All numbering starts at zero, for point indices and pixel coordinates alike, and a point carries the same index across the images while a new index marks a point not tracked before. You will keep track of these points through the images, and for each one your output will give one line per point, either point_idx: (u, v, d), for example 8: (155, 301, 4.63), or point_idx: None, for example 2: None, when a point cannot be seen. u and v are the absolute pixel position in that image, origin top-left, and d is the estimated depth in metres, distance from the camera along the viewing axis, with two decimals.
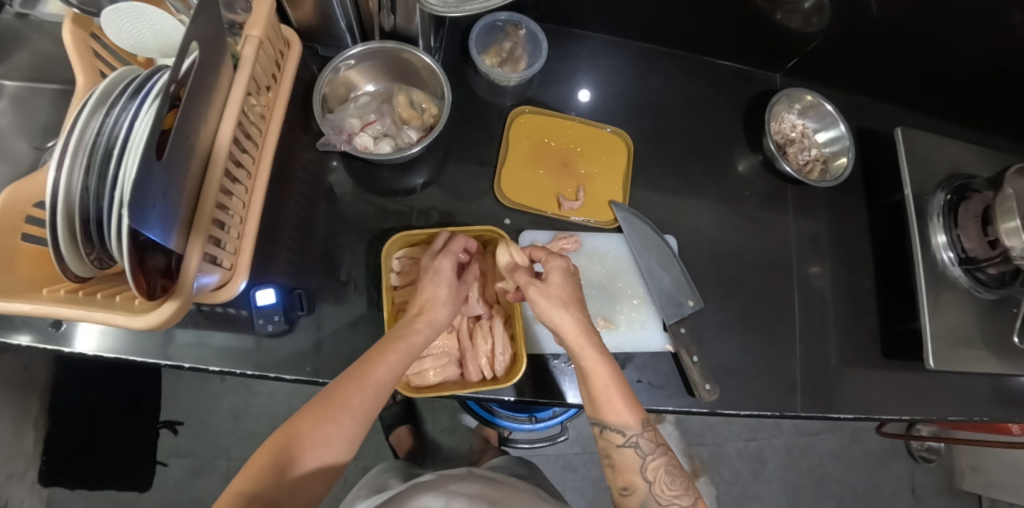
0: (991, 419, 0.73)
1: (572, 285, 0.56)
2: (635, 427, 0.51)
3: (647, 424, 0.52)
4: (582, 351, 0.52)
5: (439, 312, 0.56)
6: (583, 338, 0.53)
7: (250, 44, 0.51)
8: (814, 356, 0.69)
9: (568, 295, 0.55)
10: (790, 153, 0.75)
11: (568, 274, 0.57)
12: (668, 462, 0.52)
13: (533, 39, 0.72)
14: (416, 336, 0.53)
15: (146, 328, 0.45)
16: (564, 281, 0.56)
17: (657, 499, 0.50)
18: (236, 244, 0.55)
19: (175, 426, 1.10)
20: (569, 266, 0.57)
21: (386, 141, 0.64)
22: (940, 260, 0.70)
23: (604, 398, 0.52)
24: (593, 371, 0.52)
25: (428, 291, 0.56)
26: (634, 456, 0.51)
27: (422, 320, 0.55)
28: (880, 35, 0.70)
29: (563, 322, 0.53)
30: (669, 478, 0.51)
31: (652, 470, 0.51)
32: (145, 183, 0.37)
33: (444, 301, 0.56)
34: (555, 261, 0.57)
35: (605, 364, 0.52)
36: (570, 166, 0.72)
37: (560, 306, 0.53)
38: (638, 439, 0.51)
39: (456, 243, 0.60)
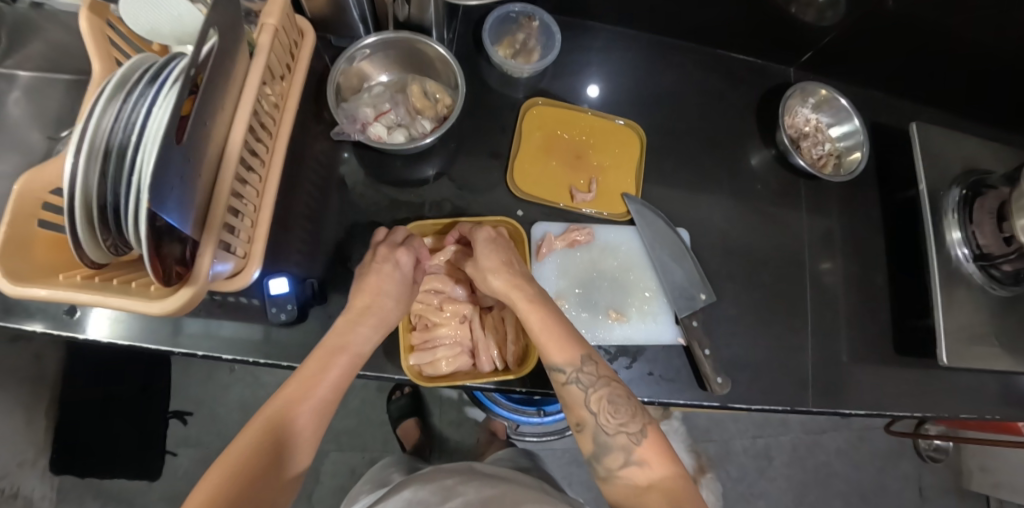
0: (1003, 417, 0.72)
1: (499, 247, 0.57)
2: (574, 363, 0.50)
3: (587, 358, 0.51)
4: (518, 304, 0.54)
5: (388, 308, 0.54)
6: (516, 292, 0.54)
7: (266, 33, 0.51)
8: (824, 352, 0.69)
9: (498, 259, 0.56)
10: (804, 147, 0.74)
11: (493, 240, 0.58)
12: (612, 392, 0.50)
13: (546, 31, 0.72)
14: (364, 340, 0.52)
15: (162, 314, 0.46)
16: (490, 248, 0.57)
17: (603, 429, 0.49)
18: (250, 232, 0.55)
19: (184, 416, 1.12)
20: (493, 233, 0.58)
21: (400, 131, 0.64)
22: (955, 257, 0.70)
23: (543, 339, 0.52)
24: (529, 317, 0.53)
25: (379, 284, 0.54)
26: (577, 392, 0.50)
27: (370, 322, 0.53)
28: (896, 28, 0.70)
29: (498, 284, 0.55)
30: (612, 407, 0.49)
31: (595, 402, 0.50)
32: (165, 169, 0.38)
33: (393, 295, 0.55)
34: (477, 232, 0.58)
35: (536, 308, 0.53)
36: (583, 158, 0.71)
37: (489, 271, 0.55)
38: (579, 374, 0.50)
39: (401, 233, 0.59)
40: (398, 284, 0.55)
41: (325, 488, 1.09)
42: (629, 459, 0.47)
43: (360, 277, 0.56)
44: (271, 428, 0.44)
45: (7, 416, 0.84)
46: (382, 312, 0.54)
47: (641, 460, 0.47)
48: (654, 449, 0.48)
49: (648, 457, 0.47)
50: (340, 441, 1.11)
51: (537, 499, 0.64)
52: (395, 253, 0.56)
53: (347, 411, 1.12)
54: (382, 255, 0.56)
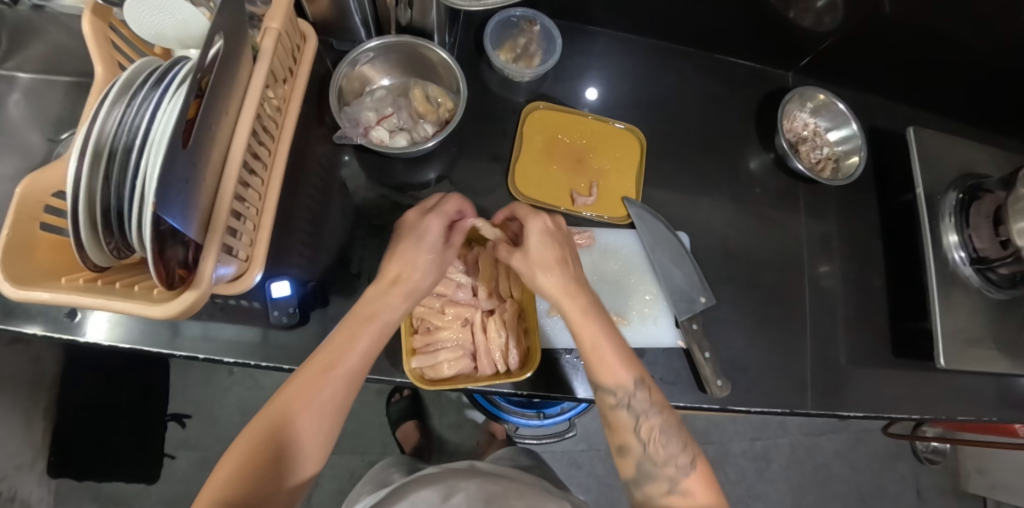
0: (1000, 419, 0.73)
1: (554, 244, 0.54)
2: (627, 388, 0.51)
3: (642, 383, 0.51)
4: (570, 312, 0.52)
5: (417, 279, 0.54)
6: (569, 300, 0.52)
7: (270, 37, 0.51)
8: (823, 354, 0.70)
9: (553, 255, 0.54)
10: (802, 151, 0.74)
11: (547, 233, 0.55)
12: (664, 421, 0.51)
13: (547, 35, 0.72)
14: (391, 310, 0.52)
15: (164, 317, 0.46)
16: (543, 241, 0.54)
17: (651, 458, 0.50)
18: (252, 235, 0.55)
19: (183, 419, 1.11)
20: (548, 225, 0.55)
21: (401, 135, 0.64)
22: (952, 260, 0.70)
23: (597, 359, 0.52)
24: (583, 330, 0.51)
25: (408, 252, 0.54)
26: (628, 417, 0.51)
27: (398, 292, 0.53)
28: (893, 34, 0.70)
29: (547, 284, 0.53)
30: (663, 438, 0.50)
31: (646, 431, 0.51)
32: (170, 171, 0.38)
33: (422, 267, 0.54)
34: (532, 222, 0.55)
35: (596, 326, 0.52)
36: (584, 162, 0.72)
37: (539, 270, 0.53)
38: (632, 399, 0.51)
39: (451, 205, 0.57)
40: (427, 254, 0.55)
41: (325, 491, 1.09)
42: (673, 489, 0.49)
43: (392, 247, 0.56)
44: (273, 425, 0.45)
45: (6, 419, 0.84)
46: (410, 282, 0.54)
47: (685, 490, 0.49)
48: (700, 481, 0.50)
49: (692, 488, 0.49)
50: (339, 444, 1.11)
51: (539, 496, 0.65)
52: (425, 220, 0.56)
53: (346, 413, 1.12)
54: (411, 225, 0.56)
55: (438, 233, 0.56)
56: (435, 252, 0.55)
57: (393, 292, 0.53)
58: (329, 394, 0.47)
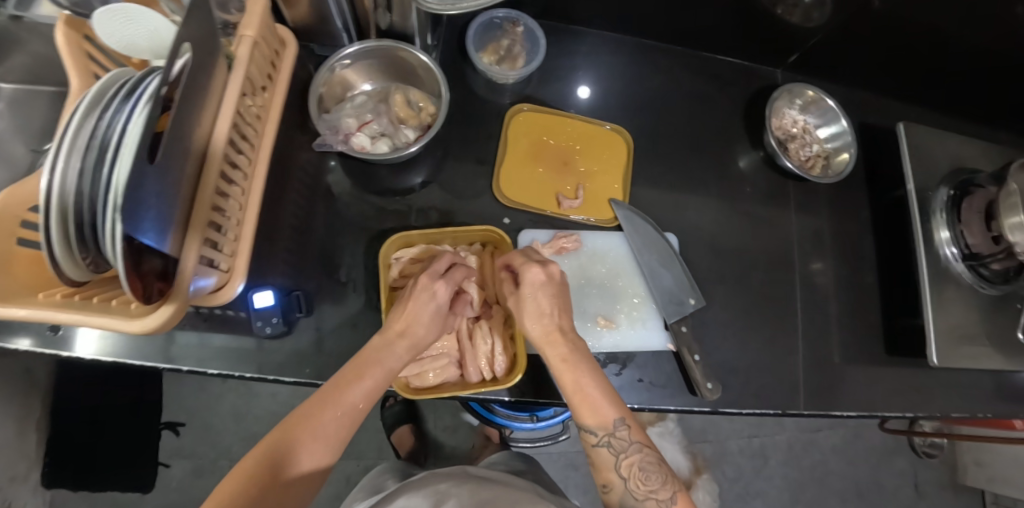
0: (995, 414, 0.72)
1: (551, 294, 0.54)
2: (607, 428, 0.50)
3: (623, 425, 0.50)
4: (554, 359, 0.52)
5: (421, 333, 0.53)
6: (553, 347, 0.53)
7: (244, 45, 0.51)
8: (816, 354, 0.69)
9: (546, 303, 0.54)
10: (791, 149, 0.74)
11: (547, 281, 0.54)
12: (644, 458, 0.50)
13: (531, 37, 0.71)
14: (394, 360, 0.51)
15: (144, 333, 0.46)
16: (538, 293, 0.54)
17: (632, 494, 0.49)
18: (233, 246, 0.55)
19: (177, 427, 1.12)
20: (548, 273, 0.55)
21: (384, 141, 0.63)
22: (944, 256, 0.70)
23: (578, 400, 0.51)
24: (566, 375, 0.51)
25: (416, 309, 0.53)
26: (608, 455, 0.51)
27: (403, 345, 0.51)
28: (882, 27, 0.70)
29: (534, 331, 0.53)
30: (644, 474, 0.49)
31: (625, 467, 0.50)
32: (139, 187, 0.37)
33: (428, 324, 0.53)
34: (528, 270, 0.55)
35: (580, 368, 0.52)
36: (570, 164, 0.71)
37: (530, 317, 0.54)
38: (611, 438, 0.50)
39: (444, 262, 0.57)
40: (431, 314, 0.54)
41: (321, 496, 1.09)
42: None
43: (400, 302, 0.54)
44: (275, 447, 0.43)
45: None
46: (415, 338, 0.52)
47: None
48: None
49: None
50: None
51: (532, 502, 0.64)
52: (435, 284, 0.54)
53: None
54: (422, 284, 0.54)
55: (441, 297, 0.54)
56: (438, 314, 0.54)
57: (400, 341, 0.51)
58: (333, 424, 0.46)
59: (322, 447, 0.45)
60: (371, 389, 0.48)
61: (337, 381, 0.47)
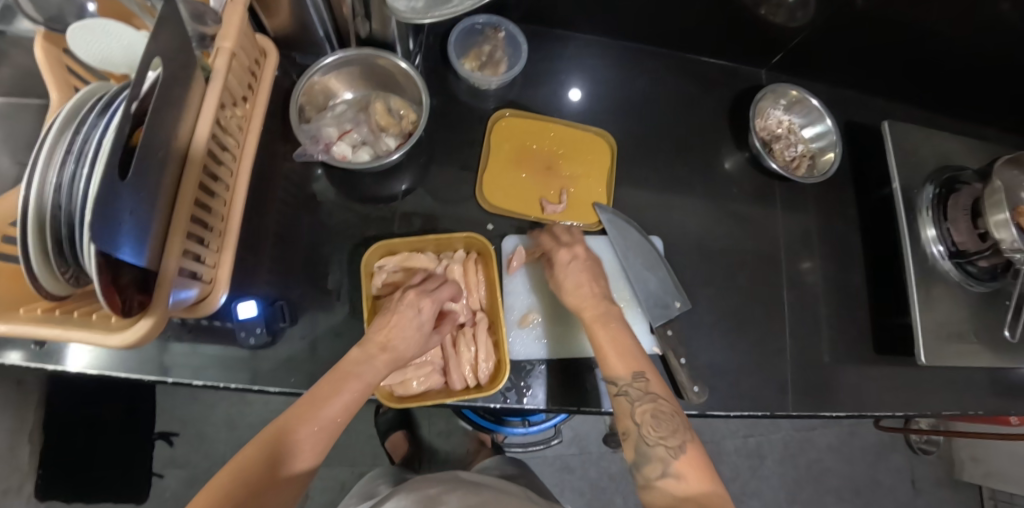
0: (986, 412, 0.72)
1: (592, 270, 0.60)
2: (626, 376, 0.52)
3: (639, 375, 0.52)
4: (586, 311, 0.57)
5: (402, 348, 0.52)
6: (595, 303, 0.57)
7: (222, 57, 0.50)
8: (804, 354, 0.69)
9: (590, 272, 0.60)
10: (776, 150, 0.74)
11: (587, 262, 0.60)
12: (658, 407, 0.50)
13: (512, 42, 0.71)
14: (375, 374, 0.49)
15: (122, 347, 0.46)
16: (578, 268, 0.60)
17: (645, 440, 0.49)
18: (215, 257, 0.55)
19: (171, 437, 1.12)
20: (590, 255, 0.61)
21: (364, 149, 0.62)
22: (930, 254, 0.70)
23: (606, 351, 0.54)
24: (596, 327, 0.56)
25: (400, 322, 0.53)
26: (625, 404, 0.51)
27: (385, 360, 0.50)
28: (864, 26, 0.70)
29: (569, 293, 0.58)
30: (656, 421, 0.49)
31: (640, 413, 0.50)
32: (111, 204, 0.37)
33: (411, 339, 0.53)
34: (563, 251, 0.60)
35: (610, 322, 0.56)
36: (553, 169, 0.71)
37: (565, 281, 0.59)
38: (629, 387, 0.52)
39: (433, 278, 0.57)
40: (414, 331, 0.53)
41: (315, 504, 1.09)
42: (667, 470, 0.47)
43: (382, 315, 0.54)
44: (259, 451, 0.42)
45: None
46: (398, 353, 0.52)
47: (677, 473, 0.46)
48: (693, 464, 0.47)
49: (684, 470, 0.46)
50: (328, 456, 1.11)
51: None
52: (421, 301, 0.55)
53: None
54: (406, 300, 0.55)
55: (420, 316, 0.55)
56: (421, 332, 0.54)
57: (379, 356, 0.50)
58: (315, 433, 0.44)
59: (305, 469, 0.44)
60: (350, 402, 0.46)
61: (317, 395, 0.45)
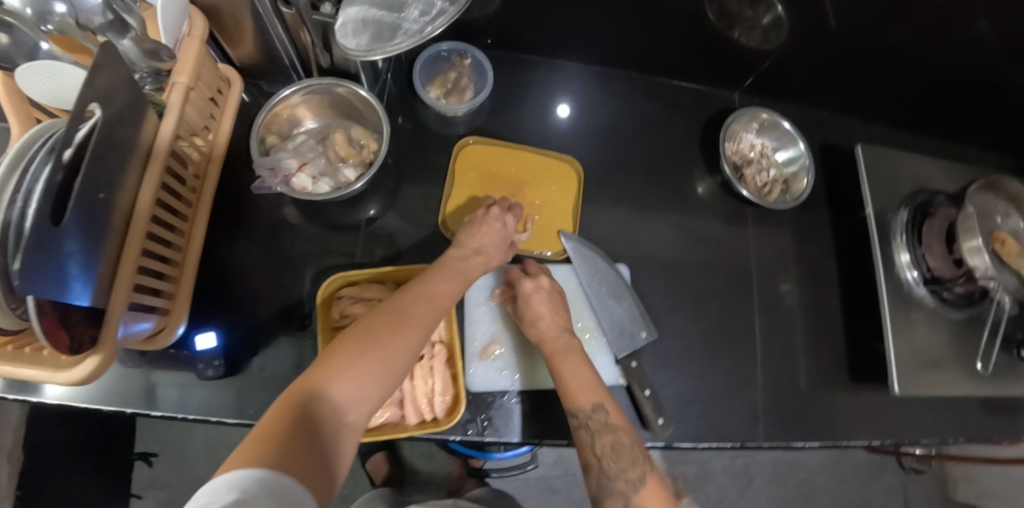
0: (967, 440, 0.70)
1: (554, 303, 0.61)
2: (589, 410, 0.53)
3: (602, 408, 0.53)
4: (552, 344, 0.58)
5: (493, 253, 0.62)
6: (561, 337, 0.59)
7: (176, 93, 0.50)
8: (776, 382, 0.68)
9: (550, 306, 0.60)
10: (748, 175, 0.73)
11: (551, 294, 0.61)
12: (617, 440, 0.51)
13: (478, 68, 0.71)
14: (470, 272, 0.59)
15: (71, 383, 0.46)
16: (541, 299, 0.60)
17: (606, 474, 0.50)
18: (173, 288, 0.55)
19: (150, 457, 1.13)
20: (553, 285, 0.62)
21: (325, 181, 0.62)
22: (905, 280, 0.68)
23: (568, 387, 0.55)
24: (560, 361, 0.56)
25: (490, 232, 0.62)
26: (587, 438, 0.52)
27: (479, 261, 0.60)
28: (833, 49, 0.69)
29: (539, 322, 0.59)
30: (616, 454, 0.51)
31: (601, 447, 0.51)
32: (42, 250, 0.36)
33: (500, 248, 0.63)
34: (528, 282, 0.61)
35: (573, 357, 0.57)
36: (520, 197, 0.71)
37: (534, 309, 0.59)
38: (591, 420, 0.52)
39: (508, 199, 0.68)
40: (500, 238, 0.63)
41: None
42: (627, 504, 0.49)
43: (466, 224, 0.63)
44: (324, 376, 0.43)
45: None
46: (489, 257, 0.61)
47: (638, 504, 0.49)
48: (654, 494, 0.49)
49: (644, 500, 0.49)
50: None
51: None
52: (505, 215, 0.64)
53: None
54: (494, 215, 0.64)
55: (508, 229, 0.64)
56: (505, 244, 0.63)
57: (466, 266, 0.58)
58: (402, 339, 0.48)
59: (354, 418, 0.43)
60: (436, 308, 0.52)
61: (405, 298, 0.51)
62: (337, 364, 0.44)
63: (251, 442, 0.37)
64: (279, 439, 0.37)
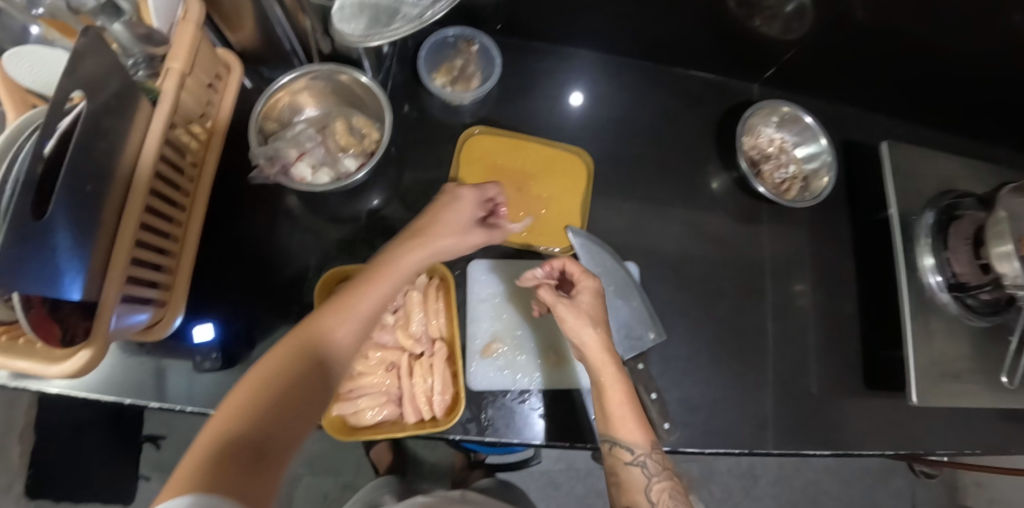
0: (984, 451, 0.68)
1: (601, 307, 0.57)
2: (644, 446, 0.51)
3: (655, 445, 0.52)
4: (603, 365, 0.54)
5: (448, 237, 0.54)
6: (606, 356, 0.54)
7: (170, 80, 0.48)
8: (787, 388, 0.65)
9: (598, 313, 0.56)
10: (765, 171, 0.70)
11: (599, 296, 0.57)
12: (673, 486, 0.50)
13: (486, 55, 0.68)
14: (439, 243, 0.53)
15: (63, 377, 0.45)
16: (590, 301, 0.57)
17: None
18: (170, 279, 0.54)
19: (158, 440, 1.10)
20: (599, 289, 0.58)
21: (324, 171, 0.59)
22: (927, 285, 0.65)
23: (617, 414, 0.52)
24: (609, 387, 0.53)
25: (447, 217, 0.55)
26: (640, 476, 0.50)
27: (421, 251, 0.52)
28: (861, 39, 0.65)
29: (589, 336, 0.55)
30: (672, 502, 0.49)
31: (656, 492, 0.49)
32: (23, 246, 0.35)
33: (461, 227, 0.55)
34: (587, 281, 0.57)
35: (623, 383, 0.53)
36: (525, 190, 0.68)
37: (587, 321, 0.56)
38: (646, 459, 0.51)
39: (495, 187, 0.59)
40: (461, 216, 0.56)
41: None
42: None
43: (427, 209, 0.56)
44: (259, 383, 0.40)
45: None
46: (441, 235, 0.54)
47: None
48: None
49: None
50: (312, 465, 1.10)
51: None
52: (463, 190, 0.57)
53: (319, 435, 1.11)
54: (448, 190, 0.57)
55: (474, 208, 0.57)
56: (470, 225, 0.56)
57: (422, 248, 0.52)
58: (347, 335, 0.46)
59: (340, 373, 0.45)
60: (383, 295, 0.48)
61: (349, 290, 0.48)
62: (325, 324, 0.45)
63: (207, 450, 0.36)
64: (211, 469, 0.34)
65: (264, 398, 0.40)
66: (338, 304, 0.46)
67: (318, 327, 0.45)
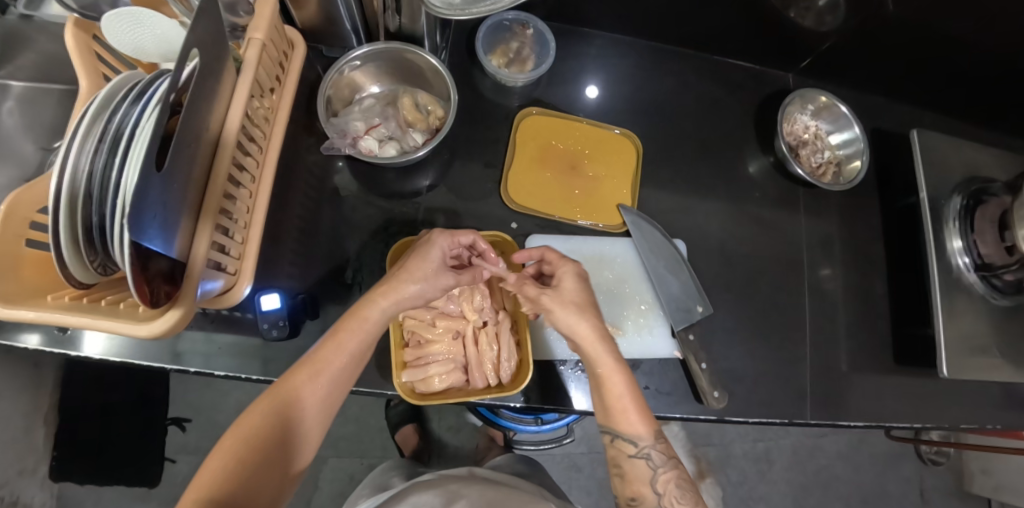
0: (1006, 426, 0.71)
1: (585, 289, 0.56)
2: (647, 438, 0.52)
3: (659, 436, 0.53)
4: (599, 357, 0.52)
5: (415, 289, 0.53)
6: (600, 345, 0.53)
7: (253, 48, 0.50)
8: (824, 362, 0.68)
9: (584, 299, 0.55)
10: (802, 155, 0.73)
11: (581, 279, 0.56)
12: (679, 475, 0.52)
13: (540, 39, 0.71)
14: (377, 311, 0.52)
15: (151, 337, 0.43)
16: (576, 285, 0.56)
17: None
18: (241, 248, 0.53)
19: (183, 423, 1.12)
20: (581, 272, 0.57)
21: (391, 144, 0.64)
22: (955, 266, 0.68)
23: (618, 407, 0.52)
24: (608, 380, 0.52)
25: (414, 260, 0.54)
26: (645, 468, 0.52)
27: (388, 296, 0.52)
28: (895, 35, 0.68)
29: (580, 327, 0.53)
30: (679, 492, 0.51)
31: (663, 483, 0.52)
32: (144, 193, 0.35)
33: (424, 276, 0.53)
34: (566, 266, 0.56)
35: (621, 373, 0.53)
36: (578, 169, 0.71)
37: (574, 310, 0.53)
38: (650, 451, 0.52)
39: (467, 236, 0.56)
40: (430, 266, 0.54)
41: (324, 494, 1.10)
42: None
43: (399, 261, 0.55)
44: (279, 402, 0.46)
45: (13, 425, 0.84)
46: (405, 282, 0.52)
47: None
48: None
49: None
50: (339, 447, 1.12)
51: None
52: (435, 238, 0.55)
53: (345, 418, 1.12)
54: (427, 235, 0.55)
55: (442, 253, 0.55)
56: (439, 272, 0.54)
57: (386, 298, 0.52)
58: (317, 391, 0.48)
59: (312, 424, 0.49)
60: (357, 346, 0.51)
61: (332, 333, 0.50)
62: (297, 386, 0.47)
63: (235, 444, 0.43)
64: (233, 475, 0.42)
65: (248, 448, 0.43)
66: (326, 352, 0.49)
67: (287, 392, 0.47)
